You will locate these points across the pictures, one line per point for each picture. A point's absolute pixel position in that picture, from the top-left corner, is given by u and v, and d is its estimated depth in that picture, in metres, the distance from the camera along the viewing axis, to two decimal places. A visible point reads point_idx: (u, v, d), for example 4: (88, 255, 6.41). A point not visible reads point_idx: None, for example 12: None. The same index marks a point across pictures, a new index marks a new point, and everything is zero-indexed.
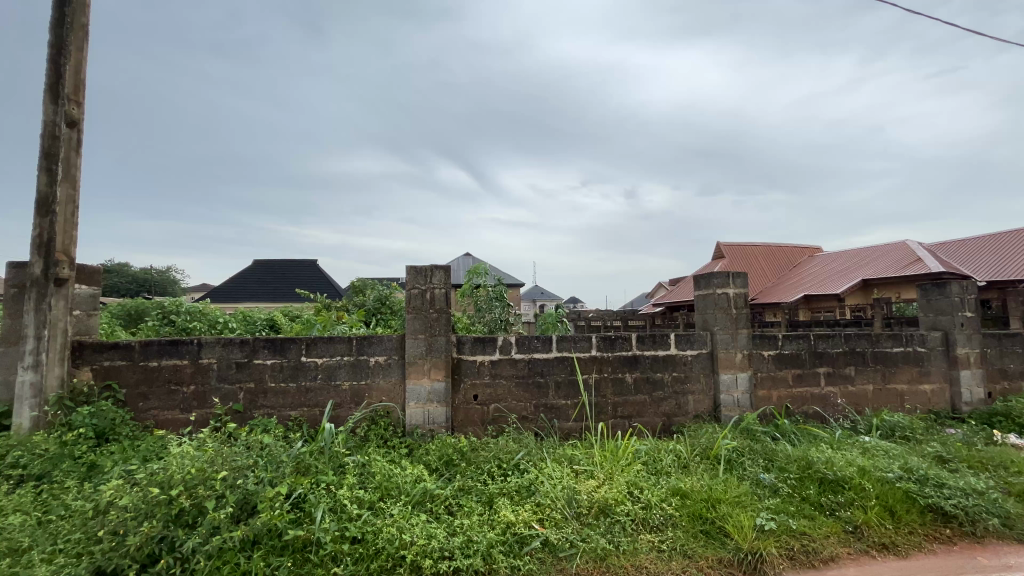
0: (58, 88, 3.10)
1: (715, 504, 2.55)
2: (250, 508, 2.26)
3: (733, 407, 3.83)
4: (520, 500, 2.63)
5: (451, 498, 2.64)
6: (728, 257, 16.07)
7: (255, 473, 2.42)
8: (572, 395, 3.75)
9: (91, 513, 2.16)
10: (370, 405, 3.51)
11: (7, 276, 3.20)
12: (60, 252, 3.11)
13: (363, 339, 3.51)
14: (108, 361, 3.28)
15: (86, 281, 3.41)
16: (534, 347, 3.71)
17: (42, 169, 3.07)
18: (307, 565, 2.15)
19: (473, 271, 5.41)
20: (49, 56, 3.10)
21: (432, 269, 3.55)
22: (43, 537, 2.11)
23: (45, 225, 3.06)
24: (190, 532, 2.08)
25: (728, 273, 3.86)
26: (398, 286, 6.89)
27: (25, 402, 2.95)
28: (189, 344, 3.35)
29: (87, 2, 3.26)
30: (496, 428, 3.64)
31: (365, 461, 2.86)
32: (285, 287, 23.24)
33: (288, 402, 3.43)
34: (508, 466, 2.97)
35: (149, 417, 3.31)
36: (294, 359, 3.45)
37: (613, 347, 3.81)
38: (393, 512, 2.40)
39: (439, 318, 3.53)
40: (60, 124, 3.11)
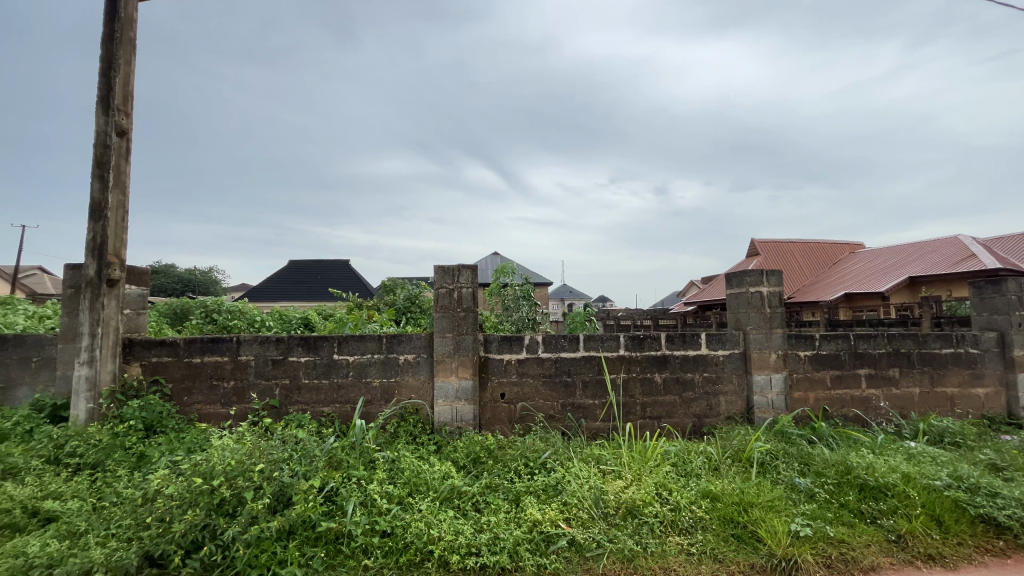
0: (109, 100, 3.29)
1: (748, 508, 2.49)
2: (286, 500, 2.35)
3: (767, 408, 3.72)
4: (547, 498, 2.63)
5: (478, 495, 2.66)
6: (763, 255, 15.58)
7: (290, 467, 2.51)
8: (599, 395, 3.72)
9: (141, 501, 2.28)
10: (399, 402, 3.57)
11: (65, 278, 3.41)
12: (112, 254, 3.30)
13: (393, 338, 3.59)
14: (156, 357, 3.47)
15: (135, 282, 3.60)
16: (561, 346, 3.70)
17: (94, 176, 3.24)
18: (339, 556, 2.22)
19: (500, 271, 5.44)
20: (101, 70, 3.30)
21: (459, 269, 3.59)
22: (98, 522, 2.25)
23: (99, 229, 3.25)
24: (230, 521, 2.18)
25: (761, 271, 3.74)
26: (427, 286, 7.00)
27: (82, 395, 3.11)
28: (229, 341, 3.50)
29: (134, 17, 3.44)
30: (524, 426, 3.65)
31: (394, 457, 2.92)
32: (319, 287, 23.95)
33: (321, 398, 3.54)
34: (534, 464, 2.97)
35: (193, 411, 3.48)
36: (326, 356, 3.55)
37: (642, 347, 3.76)
38: (421, 507, 2.44)
39: (466, 317, 3.57)
40: (111, 134, 3.29)
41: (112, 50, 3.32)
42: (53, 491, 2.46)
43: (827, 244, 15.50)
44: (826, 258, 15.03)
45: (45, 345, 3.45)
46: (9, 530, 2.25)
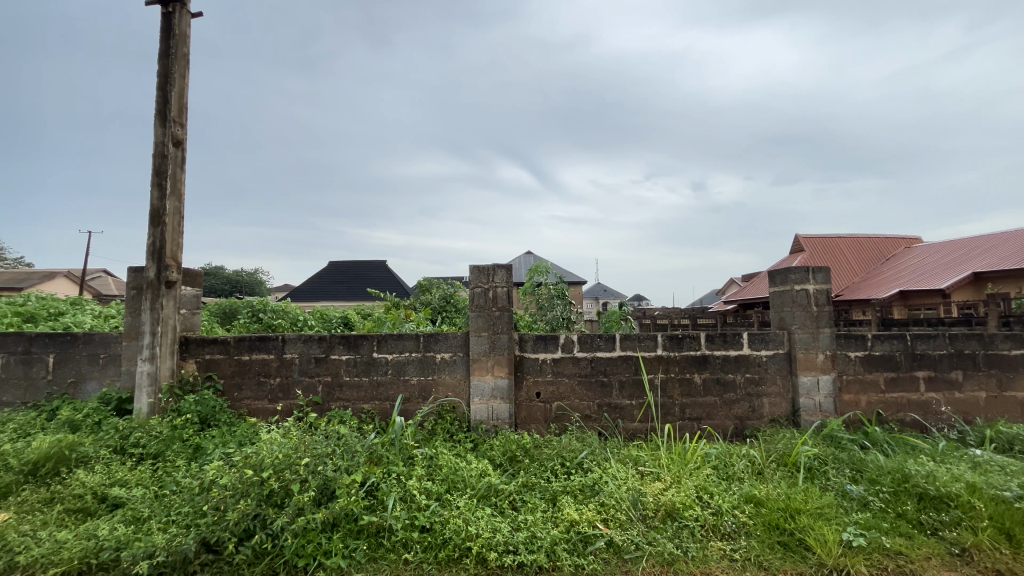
0: (166, 113, 3.50)
1: (794, 514, 2.39)
2: (330, 493, 2.44)
3: (814, 411, 3.57)
4: (585, 498, 2.62)
5: (515, 494, 2.68)
6: (808, 251, 14.91)
7: (333, 461, 2.59)
8: (636, 395, 3.66)
9: (198, 490, 2.42)
10: (437, 401, 3.63)
11: (128, 280, 3.67)
12: (169, 257, 3.50)
13: (430, 336, 3.65)
14: (209, 355, 3.66)
15: (190, 283, 3.81)
16: (597, 346, 3.67)
17: (154, 185, 3.48)
18: (380, 550, 2.28)
19: (533, 270, 5.44)
20: (159, 85, 3.52)
21: (494, 268, 3.61)
22: (159, 509, 2.40)
23: (157, 234, 3.46)
24: (279, 511, 2.28)
25: (808, 267, 3.58)
26: (462, 285, 7.09)
27: (144, 389, 3.36)
28: (275, 339, 3.65)
29: (189, 33, 3.60)
30: (560, 426, 3.64)
31: (432, 454, 2.97)
32: (358, 287, 24.63)
33: (361, 395, 3.64)
34: (571, 464, 2.96)
35: (243, 406, 3.65)
36: (366, 354, 3.65)
37: (680, 347, 3.67)
38: (459, 504, 2.48)
39: (501, 316, 3.59)
40: (168, 144, 3.50)
41: (169, 65, 3.53)
42: (120, 479, 2.64)
43: (879, 239, 14.67)
44: (878, 254, 14.23)
45: (111, 343, 3.70)
46: (83, 513, 2.46)
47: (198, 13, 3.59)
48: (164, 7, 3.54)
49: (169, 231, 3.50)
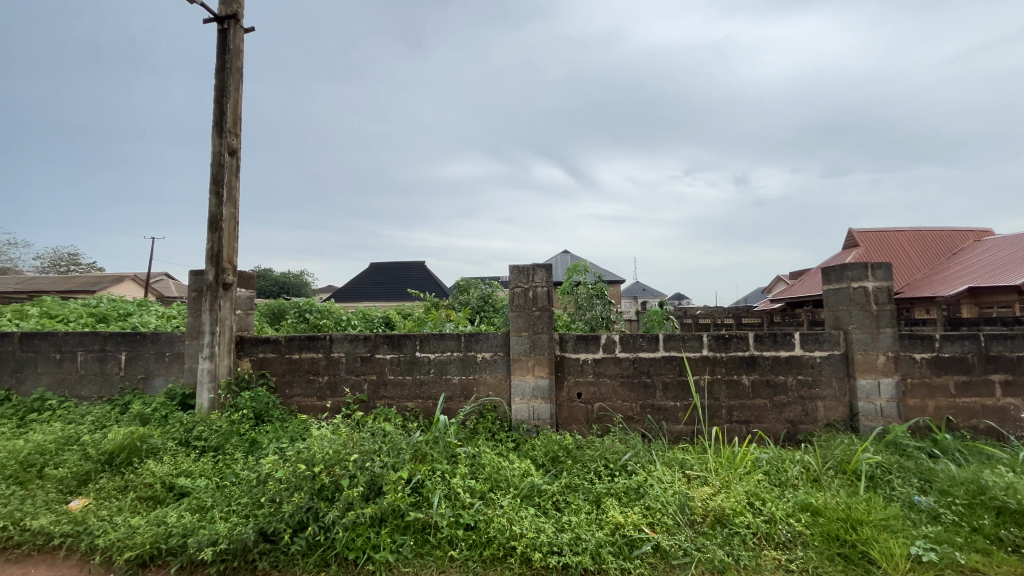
0: (222, 124, 3.70)
1: (856, 526, 2.26)
2: (378, 489, 2.50)
3: (874, 416, 3.36)
4: (630, 501, 2.58)
5: (558, 495, 2.66)
6: (863, 246, 14.09)
7: (381, 458, 2.66)
8: (681, 397, 3.57)
9: (255, 483, 2.55)
10: (478, 400, 3.67)
11: (190, 283, 3.90)
12: (226, 261, 3.70)
13: (471, 336, 3.69)
14: (263, 354, 3.84)
15: (245, 285, 4.01)
16: (639, 346, 3.60)
17: (212, 193, 3.68)
18: (426, 546, 2.31)
19: (572, 270, 5.39)
20: (216, 98, 3.72)
21: (534, 268, 3.61)
22: (221, 499, 2.54)
23: (216, 239, 3.66)
24: (330, 505, 2.37)
25: (866, 264, 3.38)
26: (500, 285, 7.14)
27: (205, 386, 3.56)
28: (323, 339, 3.79)
29: (242, 48, 3.79)
30: (602, 427, 3.59)
31: (475, 452, 3.00)
32: (398, 287, 25.26)
33: (405, 394, 3.72)
34: (615, 466, 2.92)
35: (294, 402, 3.80)
36: (409, 353, 3.73)
37: (728, 348, 3.54)
38: (503, 504, 2.49)
39: (541, 316, 3.58)
40: (225, 154, 3.70)
41: (224, 79, 3.72)
42: (185, 470, 2.81)
43: (943, 231, 13.69)
44: (942, 248, 13.27)
45: (175, 342, 3.94)
46: (153, 501, 2.63)
47: (250, 28, 3.76)
48: (219, 25, 3.74)
49: (226, 237, 3.69)
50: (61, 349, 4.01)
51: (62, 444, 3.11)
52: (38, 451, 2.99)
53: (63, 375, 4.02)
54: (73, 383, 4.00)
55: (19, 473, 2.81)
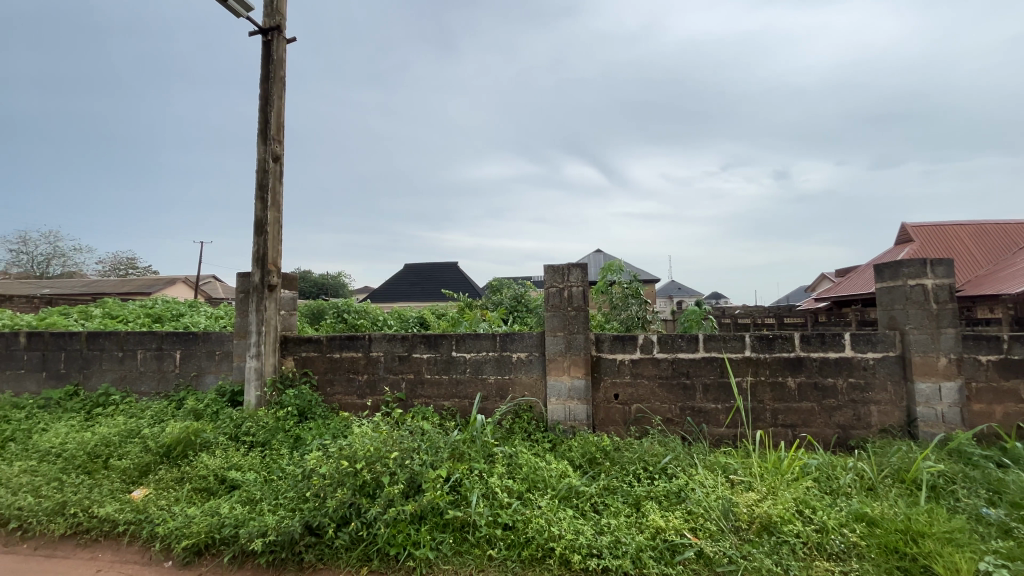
0: (267, 132, 3.84)
1: (917, 538, 2.13)
2: (417, 486, 2.54)
3: (935, 422, 3.15)
4: (670, 505, 2.52)
5: (596, 496, 2.63)
6: (917, 241, 13.30)
7: (420, 456, 2.70)
8: (723, 399, 3.46)
9: (301, 477, 2.64)
10: (514, 400, 3.67)
11: (237, 285, 4.08)
12: (271, 263, 3.84)
13: (506, 336, 3.69)
14: (306, 353, 3.98)
15: (288, 286, 4.15)
16: (678, 346, 3.51)
17: (258, 198, 3.83)
18: (465, 544, 2.33)
19: (606, 269, 5.32)
20: (260, 107, 3.87)
21: (569, 268, 3.58)
22: (269, 492, 2.63)
23: (261, 242, 3.81)
24: (372, 501, 2.42)
25: (924, 260, 3.18)
26: (533, 285, 7.15)
27: (252, 383, 3.72)
28: (362, 339, 3.88)
29: (285, 58, 3.93)
30: (640, 429, 3.53)
31: (512, 452, 3.00)
32: (431, 287, 25.68)
33: (441, 393, 3.77)
34: (654, 469, 2.86)
35: (335, 400, 3.91)
36: (445, 353, 3.78)
37: (772, 349, 3.41)
38: (541, 504, 2.48)
39: (577, 316, 3.55)
40: (269, 161, 3.84)
41: (269, 88, 3.86)
42: (235, 464, 2.94)
43: (1007, 225, 12.75)
44: (1007, 242, 12.37)
45: (225, 341, 4.12)
46: (207, 492, 2.77)
47: (292, 38, 3.89)
48: (264, 36, 3.88)
49: (271, 239, 3.83)
50: (122, 347, 4.26)
51: (124, 436, 3.31)
52: (104, 443, 3.20)
53: (125, 371, 4.27)
54: (133, 379, 4.25)
55: (87, 463, 3.02)
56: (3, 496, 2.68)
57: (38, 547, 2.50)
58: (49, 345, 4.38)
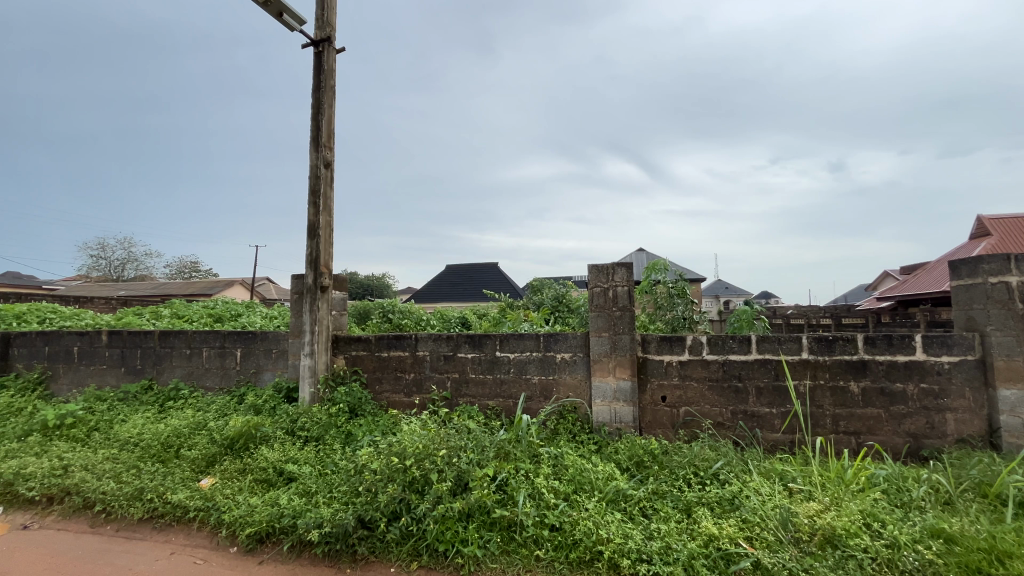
0: (319, 139, 4.00)
1: (1004, 559, 1.95)
2: (464, 484, 2.57)
3: (1021, 433, 2.89)
4: (724, 513, 2.43)
5: (645, 501, 2.57)
6: (994, 234, 12.21)
7: (466, 454, 2.74)
8: (778, 403, 3.30)
9: (353, 472, 2.73)
10: (559, 400, 3.65)
11: (292, 286, 4.27)
12: (323, 265, 4.00)
13: (550, 336, 3.68)
14: (355, 351, 4.12)
15: (338, 288, 4.30)
16: (729, 348, 3.38)
17: (311, 204, 4.00)
18: (512, 544, 2.33)
19: (651, 268, 5.20)
20: (313, 116, 4.04)
21: (614, 267, 3.52)
22: (324, 485, 2.74)
23: (314, 245, 3.97)
24: (421, 497, 2.47)
25: (1008, 255, 2.92)
26: (574, 285, 7.10)
27: (306, 380, 3.88)
28: (409, 338, 3.97)
29: (335, 68, 4.08)
30: (689, 432, 3.43)
31: (558, 453, 2.99)
32: (472, 287, 26.02)
33: (486, 392, 3.80)
34: (705, 475, 2.77)
35: (383, 398, 4.03)
36: (490, 353, 3.81)
37: (832, 351, 3.22)
38: (589, 507, 2.45)
39: (622, 317, 3.48)
40: (321, 167, 4.00)
41: (320, 97, 4.03)
42: (292, 457, 3.08)
43: None
44: None
45: (281, 339, 4.33)
46: (267, 483, 2.91)
47: (342, 48, 4.03)
48: (315, 48, 4.05)
49: (323, 243, 3.99)
50: (190, 345, 4.56)
51: (193, 429, 3.55)
52: (175, 434, 3.43)
53: (192, 368, 4.57)
54: (200, 375, 4.54)
55: (161, 452, 3.25)
56: (90, 481, 2.93)
57: (119, 529, 2.72)
58: (127, 343, 4.75)
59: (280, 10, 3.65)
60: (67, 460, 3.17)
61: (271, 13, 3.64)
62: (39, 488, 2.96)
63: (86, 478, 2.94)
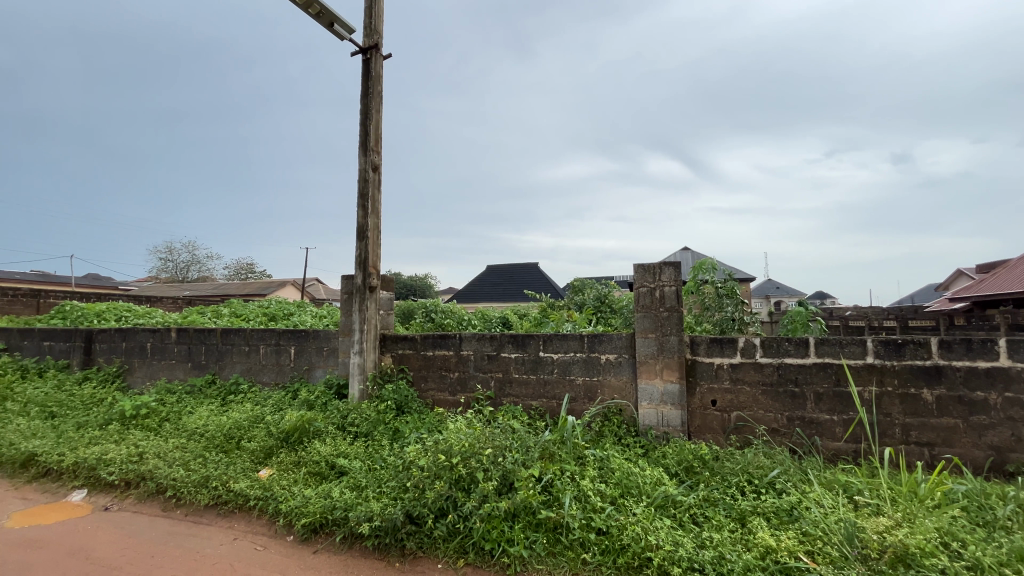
0: (367, 144, 4.13)
1: None
2: (510, 484, 2.57)
3: None
4: (782, 524, 2.32)
5: (696, 508, 2.49)
6: None
7: (512, 454, 2.74)
8: (840, 410, 3.11)
9: (401, 468, 2.79)
10: (604, 402, 3.59)
11: (342, 286, 4.43)
12: (371, 266, 4.12)
13: (594, 337, 3.63)
14: (402, 350, 4.22)
15: (385, 288, 4.42)
16: (785, 350, 3.22)
17: (360, 206, 4.14)
18: (559, 546, 2.31)
19: (698, 267, 5.03)
20: (361, 121, 4.17)
21: (661, 266, 3.43)
22: (373, 480, 2.81)
23: (363, 246, 4.10)
24: (467, 495, 2.50)
25: None
26: (617, 285, 6.99)
27: (356, 377, 4.01)
28: (453, 338, 4.02)
29: (382, 74, 4.19)
30: (741, 438, 3.29)
31: (604, 456, 2.95)
32: (513, 288, 26.14)
33: (530, 392, 3.80)
34: (760, 483, 2.65)
35: (429, 396, 4.11)
36: (533, 353, 3.80)
37: (901, 355, 3.00)
38: (636, 511, 2.40)
39: (670, 317, 3.39)
40: (369, 171, 4.12)
41: (368, 103, 4.15)
42: (343, 452, 3.19)
43: None
44: None
45: (332, 337, 4.49)
46: (319, 476, 3.02)
47: (388, 54, 4.14)
48: (364, 55, 4.18)
49: (371, 244, 4.11)
50: (248, 342, 4.81)
51: (252, 421, 3.74)
52: (236, 427, 3.63)
53: (251, 363, 4.82)
54: (257, 371, 4.79)
55: (224, 443, 3.45)
56: (162, 468, 3.14)
57: (188, 513, 2.90)
58: (193, 339, 5.07)
59: (331, 20, 3.80)
60: (142, 448, 3.43)
61: (323, 23, 3.79)
62: (118, 472, 3.21)
63: (159, 465, 3.16)
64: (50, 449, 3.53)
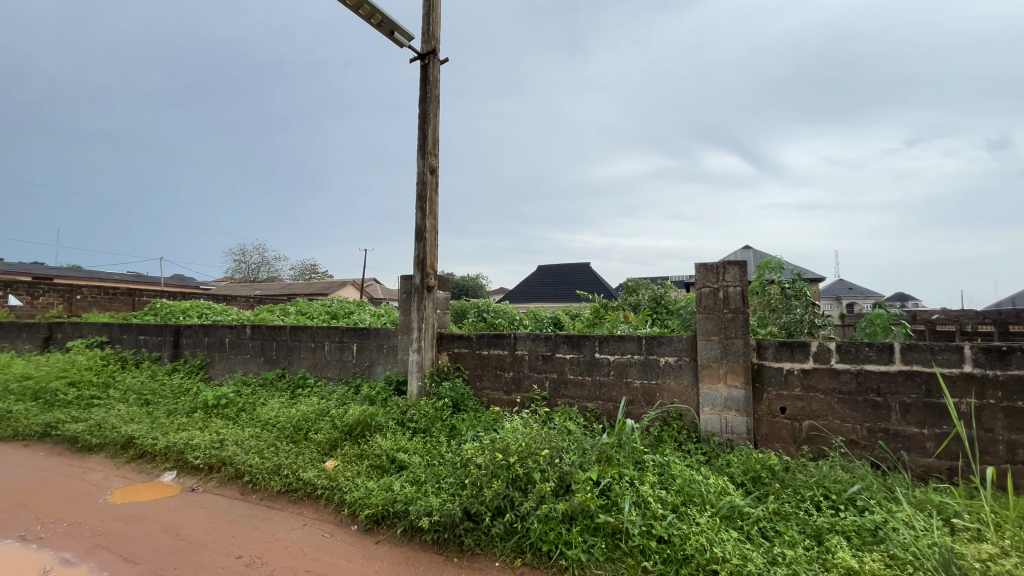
0: (425, 148, 4.24)
1: None
2: (567, 486, 2.55)
3: None
4: (864, 544, 2.14)
5: (765, 521, 2.35)
6: None
7: (568, 455, 2.72)
8: (931, 423, 2.83)
9: (459, 465, 2.84)
10: (663, 406, 3.48)
11: (401, 286, 4.57)
12: (429, 266, 4.22)
13: (653, 339, 3.53)
14: (458, 348, 4.30)
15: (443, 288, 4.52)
16: (865, 356, 2.98)
17: (418, 208, 4.26)
18: (618, 551, 2.25)
19: (763, 267, 4.76)
20: (419, 126, 4.29)
21: (725, 266, 3.27)
22: (432, 475, 2.88)
23: (421, 247, 4.21)
24: (524, 495, 2.50)
25: None
26: (673, 285, 6.77)
27: (415, 375, 4.13)
28: (508, 338, 4.04)
29: (439, 78, 4.29)
30: (814, 449, 3.07)
31: (664, 462, 2.86)
32: (563, 288, 25.97)
33: (585, 394, 3.75)
34: (837, 499, 2.46)
35: (483, 395, 4.16)
36: (589, 354, 3.75)
37: (1007, 364, 2.69)
38: (699, 521, 2.30)
39: (735, 319, 3.23)
40: (427, 173, 4.23)
41: (426, 107, 4.26)
42: (402, 446, 3.29)
43: None
44: None
45: (391, 335, 4.65)
46: (381, 469, 3.13)
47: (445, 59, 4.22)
48: (421, 61, 4.29)
49: (429, 245, 4.21)
50: (315, 338, 5.08)
51: (318, 414, 3.95)
52: (304, 419, 3.85)
53: (316, 359, 5.08)
54: (323, 366, 5.04)
55: (294, 434, 3.66)
56: (240, 454, 3.38)
57: (263, 498, 3.10)
58: (265, 336, 5.42)
59: (391, 29, 3.93)
60: (222, 435, 3.70)
61: (384, 32, 3.93)
62: (203, 457, 3.48)
63: (237, 452, 3.40)
64: (145, 433, 3.89)
